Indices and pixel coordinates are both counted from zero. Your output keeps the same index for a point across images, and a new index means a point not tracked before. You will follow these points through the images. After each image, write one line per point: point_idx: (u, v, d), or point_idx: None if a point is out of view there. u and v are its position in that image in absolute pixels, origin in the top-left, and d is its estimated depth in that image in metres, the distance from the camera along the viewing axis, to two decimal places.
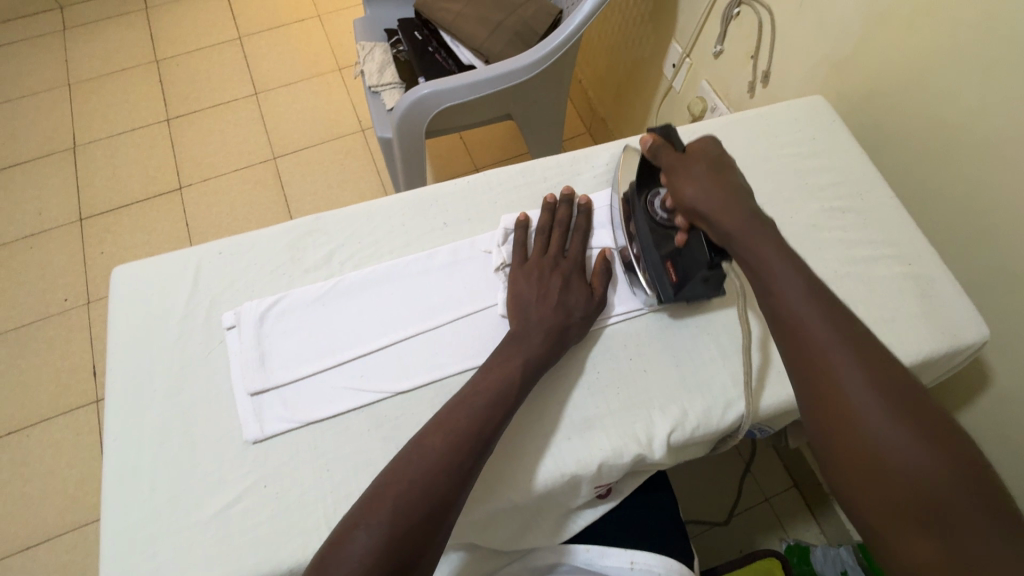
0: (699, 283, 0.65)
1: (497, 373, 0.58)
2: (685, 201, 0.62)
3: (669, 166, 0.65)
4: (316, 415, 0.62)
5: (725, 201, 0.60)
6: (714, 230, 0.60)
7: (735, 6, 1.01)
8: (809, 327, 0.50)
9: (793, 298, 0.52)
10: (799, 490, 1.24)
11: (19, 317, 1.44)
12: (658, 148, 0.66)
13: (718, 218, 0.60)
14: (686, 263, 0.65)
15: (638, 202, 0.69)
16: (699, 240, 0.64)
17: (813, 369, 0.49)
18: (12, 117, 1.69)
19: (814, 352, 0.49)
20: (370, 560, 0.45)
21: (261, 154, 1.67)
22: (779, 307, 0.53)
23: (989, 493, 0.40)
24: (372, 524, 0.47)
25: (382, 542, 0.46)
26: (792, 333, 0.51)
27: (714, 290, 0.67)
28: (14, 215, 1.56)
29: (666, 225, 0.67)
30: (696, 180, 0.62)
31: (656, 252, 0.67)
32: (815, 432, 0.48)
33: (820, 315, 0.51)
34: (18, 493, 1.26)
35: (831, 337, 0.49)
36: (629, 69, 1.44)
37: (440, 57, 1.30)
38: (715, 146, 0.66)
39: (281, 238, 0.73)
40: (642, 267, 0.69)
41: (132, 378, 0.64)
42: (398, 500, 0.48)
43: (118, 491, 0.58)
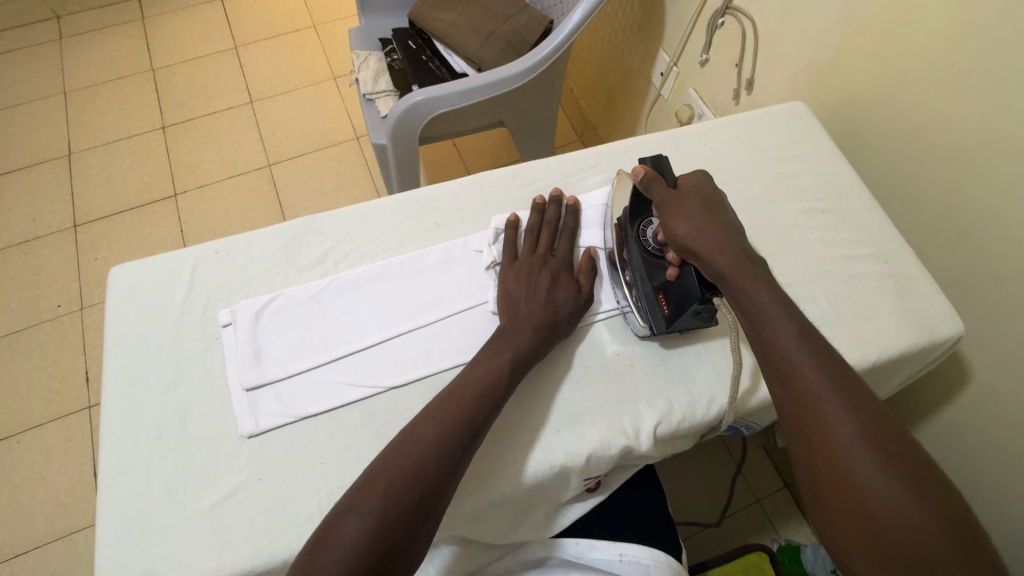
0: (691, 317, 0.65)
1: (487, 366, 0.59)
2: (677, 237, 0.63)
3: (661, 199, 0.66)
4: (310, 410, 0.63)
5: (716, 239, 0.61)
6: (706, 267, 0.61)
7: (720, 16, 1.04)
8: (804, 375, 0.52)
9: (787, 344, 0.54)
10: (790, 491, 1.26)
11: (11, 322, 1.44)
12: (650, 181, 0.68)
13: (709, 255, 0.61)
14: (678, 295, 0.65)
15: (631, 230, 0.70)
16: (691, 275, 0.64)
17: (806, 415, 0.51)
18: (6, 124, 1.70)
19: (808, 400, 0.51)
20: (363, 548, 0.46)
21: (256, 161, 1.69)
22: (774, 352, 0.55)
23: (966, 539, 0.44)
24: (363, 509, 0.48)
25: (373, 528, 0.47)
26: (787, 379, 0.53)
27: (706, 324, 0.66)
28: (7, 221, 1.57)
29: (657, 255, 0.68)
30: (689, 217, 0.63)
31: (648, 282, 0.67)
32: (807, 477, 0.50)
33: (813, 363, 0.53)
34: (8, 499, 1.25)
35: (824, 386, 0.51)
36: (619, 77, 1.47)
37: (433, 66, 1.32)
38: (706, 182, 0.68)
39: (276, 238, 0.74)
40: (634, 296, 0.69)
41: (128, 375, 0.65)
42: (389, 486, 0.49)
43: (114, 486, 0.59)
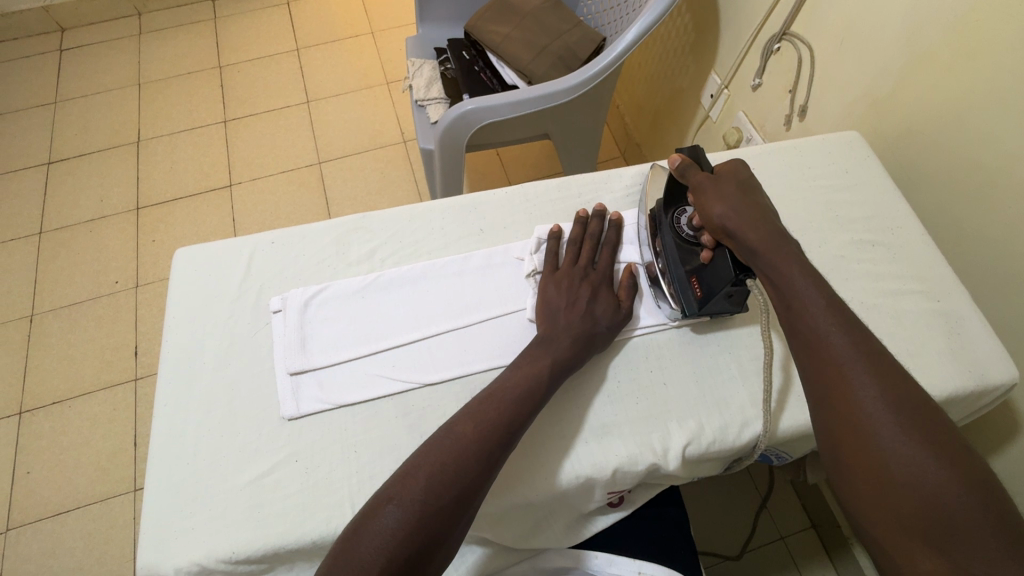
0: (723, 300, 0.66)
1: (525, 370, 0.61)
2: (713, 218, 0.65)
3: (697, 184, 0.69)
4: (347, 399, 0.66)
5: (752, 218, 0.62)
6: (739, 246, 0.63)
7: (775, 42, 1.04)
8: (828, 341, 0.53)
9: (814, 313, 0.55)
10: (816, 531, 1.21)
11: (73, 294, 1.54)
12: (686, 167, 0.70)
13: (742, 232, 0.62)
14: (710, 279, 0.66)
15: (665, 219, 0.71)
16: (724, 256, 0.65)
17: (830, 383, 0.51)
18: (86, 110, 1.83)
19: (832, 365, 0.52)
20: (402, 537, 0.48)
21: (307, 158, 1.77)
22: (800, 321, 0.55)
23: (995, 508, 0.43)
24: (404, 500, 0.50)
25: (413, 518, 0.49)
26: (811, 345, 0.54)
27: (737, 307, 0.67)
28: (78, 199, 1.68)
29: (691, 242, 0.70)
30: (725, 198, 0.65)
31: (680, 267, 0.69)
32: (829, 444, 0.51)
33: (839, 329, 0.53)
34: (55, 460, 1.33)
35: (849, 351, 0.52)
36: (667, 96, 1.48)
37: (485, 76, 1.36)
38: (743, 167, 0.69)
39: (329, 233, 0.78)
40: (667, 282, 0.71)
41: (184, 352, 0.69)
42: (429, 479, 0.51)
43: (163, 453, 0.63)
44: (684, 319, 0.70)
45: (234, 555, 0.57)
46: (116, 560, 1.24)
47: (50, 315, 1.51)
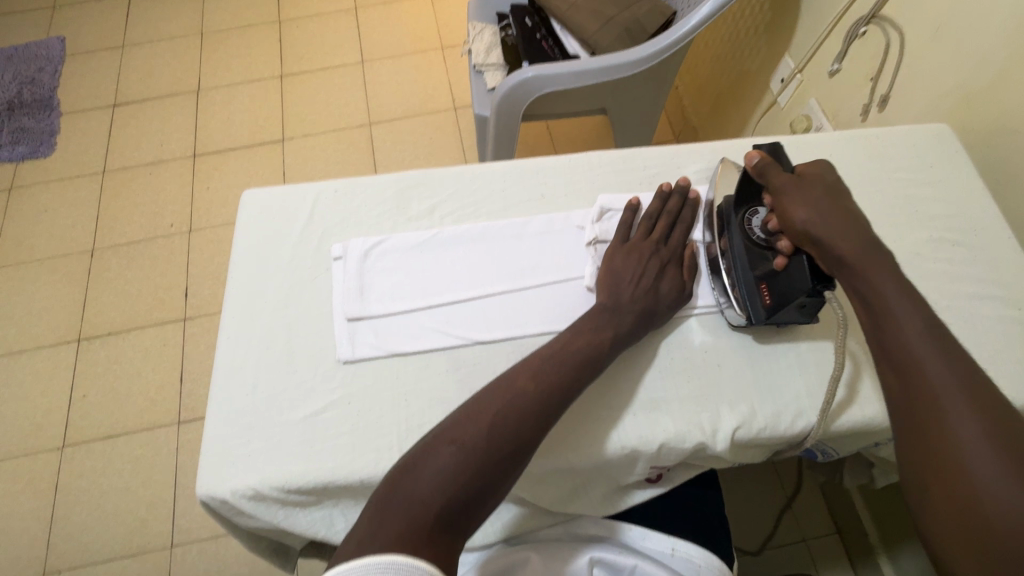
0: (794, 309, 0.63)
1: (585, 336, 0.61)
2: (794, 223, 0.61)
3: (777, 185, 0.64)
4: (401, 348, 0.67)
5: (841, 227, 0.59)
6: (825, 256, 0.59)
7: (861, 25, 0.98)
8: (920, 361, 0.51)
9: (908, 331, 0.52)
10: (841, 537, 1.19)
11: (132, 233, 1.61)
12: (766, 166, 0.66)
13: (829, 241, 0.58)
14: (783, 288, 0.63)
15: (735, 220, 0.68)
16: (801, 265, 0.61)
17: (921, 408, 0.49)
18: (150, 56, 1.88)
19: (922, 386, 0.50)
20: (461, 479, 0.49)
21: (358, 118, 1.78)
22: (889, 338, 0.53)
23: None
24: (465, 444, 0.51)
25: (474, 462, 0.50)
26: (901, 365, 0.52)
27: (807, 317, 0.65)
28: (140, 142, 1.74)
29: (763, 246, 0.66)
30: (811, 202, 0.61)
31: (749, 272, 0.66)
32: (913, 470, 0.49)
33: (933, 349, 0.51)
34: (108, 387, 1.41)
35: (942, 373, 0.50)
36: (733, 78, 1.42)
37: (546, 45, 1.33)
38: (831, 170, 0.64)
39: (391, 186, 0.78)
40: (732, 286, 0.68)
41: (248, 290, 0.71)
42: (491, 427, 0.52)
43: (224, 381, 0.66)
44: (748, 326, 0.67)
45: (286, 484, 0.60)
46: (158, 485, 1.31)
47: (109, 251, 1.59)
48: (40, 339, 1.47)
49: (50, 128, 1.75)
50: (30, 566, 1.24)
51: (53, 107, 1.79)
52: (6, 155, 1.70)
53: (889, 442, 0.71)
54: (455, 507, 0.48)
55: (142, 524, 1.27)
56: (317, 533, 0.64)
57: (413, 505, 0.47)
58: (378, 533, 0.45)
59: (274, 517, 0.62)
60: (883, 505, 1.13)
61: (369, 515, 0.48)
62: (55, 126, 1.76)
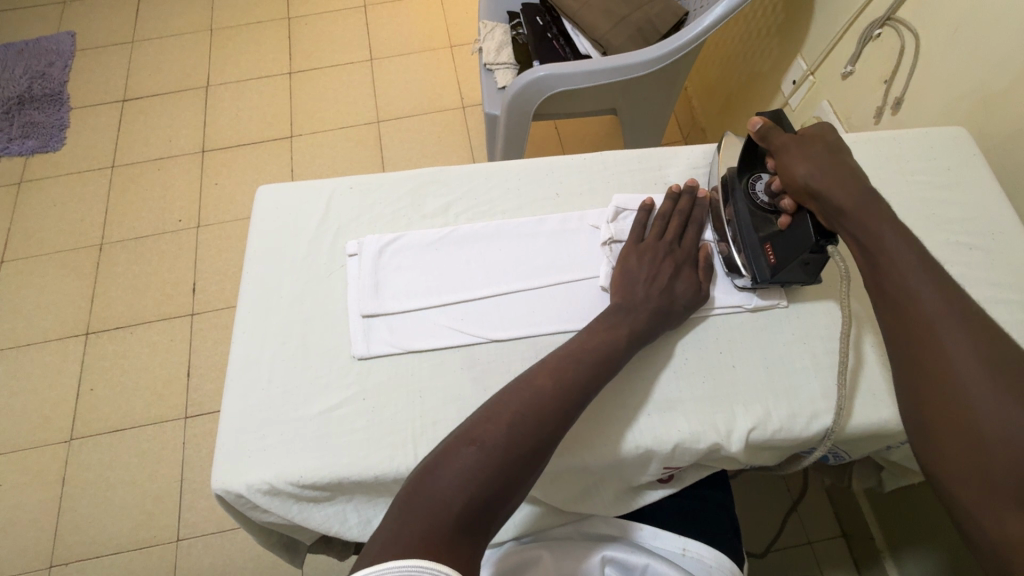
0: (799, 267, 0.64)
1: (602, 336, 0.61)
2: (796, 179, 0.61)
3: (779, 145, 0.65)
4: (416, 345, 0.67)
5: (840, 177, 0.59)
6: (824, 207, 0.60)
7: (876, 27, 0.98)
8: (919, 300, 0.52)
9: (907, 271, 0.53)
10: (846, 541, 1.19)
11: (140, 228, 1.62)
12: (768, 130, 0.66)
13: (830, 193, 0.59)
14: (787, 245, 0.64)
15: (739, 186, 0.69)
16: (804, 221, 0.62)
17: (933, 368, 0.49)
18: (159, 52, 1.89)
19: (920, 323, 0.51)
20: (481, 479, 0.49)
21: (367, 116, 1.78)
22: (888, 279, 0.54)
23: None
24: (485, 443, 0.51)
25: (494, 462, 0.50)
26: (911, 326, 0.52)
27: (810, 275, 0.66)
28: (149, 138, 1.75)
29: (766, 209, 0.67)
30: (811, 158, 0.61)
31: (754, 235, 0.67)
32: (928, 433, 0.49)
33: (931, 287, 0.52)
34: (115, 381, 1.42)
35: (940, 309, 0.51)
36: (744, 79, 1.42)
37: (558, 45, 1.33)
38: (831, 130, 0.65)
39: (406, 183, 0.78)
40: (737, 251, 0.69)
41: (263, 285, 0.71)
42: (511, 427, 0.52)
43: (240, 377, 0.66)
44: (754, 287, 0.69)
45: (301, 480, 0.60)
46: (165, 479, 1.32)
47: (118, 246, 1.59)
48: (49, 332, 1.48)
49: (60, 123, 1.76)
50: (37, 559, 1.24)
51: (62, 102, 1.79)
52: (16, 149, 1.70)
53: (902, 445, 0.70)
54: (476, 508, 0.48)
55: (148, 519, 1.28)
56: (331, 529, 0.65)
57: (436, 507, 0.47)
58: (401, 535, 0.45)
59: (288, 513, 0.62)
60: (890, 509, 1.13)
61: (391, 518, 0.47)
62: (65, 121, 1.76)
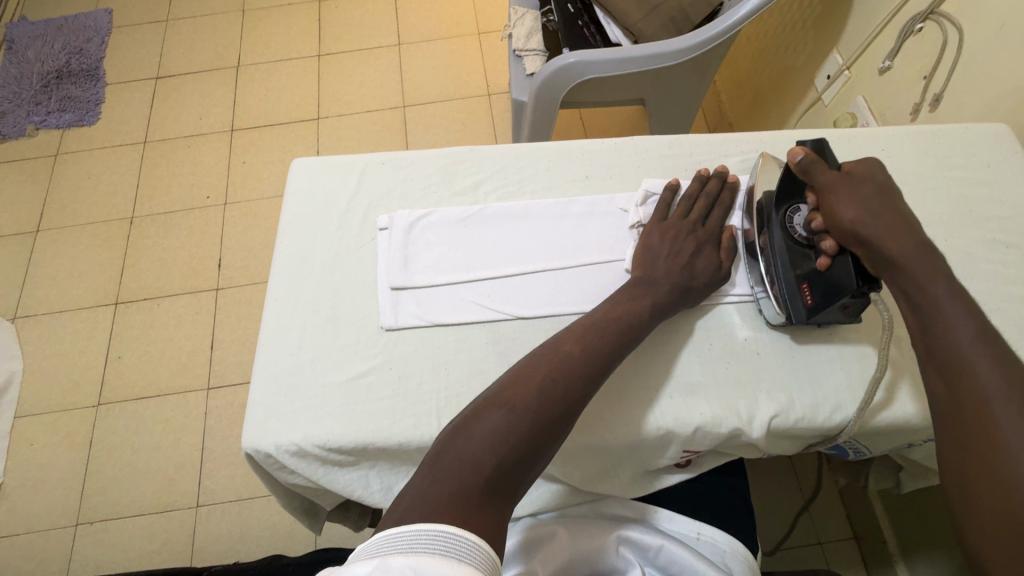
0: (837, 310, 0.62)
1: (627, 307, 0.62)
2: (843, 223, 0.58)
3: (825, 183, 0.62)
4: (443, 319, 0.68)
5: (892, 226, 0.57)
6: (872, 256, 0.57)
7: (918, 21, 0.95)
8: (963, 345, 0.50)
9: (954, 324, 0.51)
10: (858, 543, 1.18)
11: (170, 203, 1.66)
12: (811, 163, 0.63)
13: (881, 242, 0.56)
14: (826, 288, 0.62)
15: (776, 217, 0.67)
16: (846, 266, 0.60)
17: (963, 391, 0.49)
18: (192, 31, 1.92)
19: (967, 380, 0.49)
20: (511, 441, 0.50)
21: (393, 101, 1.79)
22: (933, 325, 0.53)
23: None
24: (514, 407, 0.52)
25: (524, 426, 0.51)
26: (944, 349, 0.51)
27: (849, 317, 0.64)
28: (180, 115, 1.78)
29: (804, 244, 0.65)
30: (861, 202, 0.58)
31: (790, 271, 0.65)
32: (951, 456, 0.48)
33: (982, 344, 0.50)
34: (142, 350, 1.46)
35: (988, 363, 0.49)
36: (776, 74, 1.40)
37: (589, 32, 1.32)
38: (880, 168, 0.61)
39: (437, 160, 0.79)
40: (771, 283, 0.67)
41: (295, 255, 0.73)
42: (540, 393, 0.53)
43: (272, 341, 0.68)
44: (786, 325, 0.67)
45: (328, 443, 0.62)
46: (187, 447, 1.36)
47: (148, 220, 1.63)
48: (81, 300, 1.53)
49: (95, 98, 1.80)
50: (64, 516, 1.29)
51: (99, 77, 1.83)
52: (54, 122, 1.75)
53: (925, 443, 0.70)
54: (506, 469, 0.49)
55: (170, 484, 1.32)
56: (354, 493, 0.66)
57: (466, 466, 0.48)
58: (432, 493, 0.46)
59: (314, 475, 0.64)
60: (907, 511, 1.11)
61: (421, 476, 0.48)
62: (101, 96, 1.81)
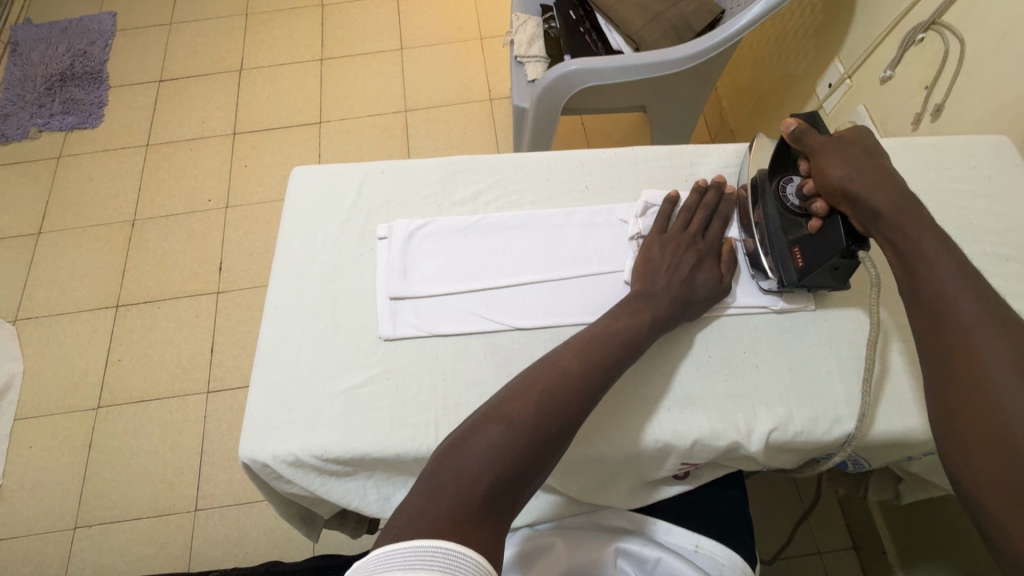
0: (827, 272, 0.63)
1: (626, 320, 0.62)
2: (831, 180, 0.60)
3: (816, 147, 0.64)
4: (442, 329, 0.68)
5: (879, 180, 0.58)
6: (860, 211, 0.58)
7: (919, 32, 0.95)
8: (953, 303, 0.50)
9: (944, 281, 0.52)
10: (857, 554, 1.18)
11: (171, 207, 1.66)
12: (802, 132, 0.66)
13: (868, 195, 0.58)
14: (816, 250, 0.63)
15: (769, 188, 0.69)
16: (836, 224, 0.61)
17: (952, 349, 0.49)
18: (195, 35, 1.93)
19: (958, 337, 0.49)
20: (508, 456, 0.50)
21: (394, 106, 1.79)
22: (922, 284, 0.53)
23: None
24: (511, 422, 0.52)
25: (522, 441, 0.51)
26: (934, 309, 0.51)
27: (838, 281, 0.64)
28: (183, 119, 1.79)
29: (797, 213, 0.66)
30: (848, 160, 0.60)
31: (782, 237, 0.66)
32: (943, 414, 0.48)
33: (972, 301, 0.50)
34: (142, 353, 1.46)
35: (977, 319, 0.49)
36: (777, 82, 1.40)
37: (590, 39, 1.31)
38: (868, 132, 0.64)
39: (437, 170, 0.79)
40: (765, 253, 0.69)
41: (294, 265, 0.73)
42: (538, 408, 0.53)
43: (269, 352, 0.68)
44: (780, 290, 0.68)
45: (325, 454, 0.62)
46: (186, 451, 1.35)
47: (149, 223, 1.64)
48: (81, 303, 1.53)
49: (98, 101, 1.81)
50: (63, 519, 1.29)
51: (102, 80, 1.84)
52: (56, 125, 1.75)
53: (925, 456, 0.69)
54: (504, 485, 0.49)
55: (169, 487, 1.32)
56: (352, 504, 0.66)
57: (464, 481, 0.48)
58: (429, 509, 0.46)
59: (311, 486, 0.64)
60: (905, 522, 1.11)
61: (418, 491, 0.48)
62: (104, 99, 1.81)
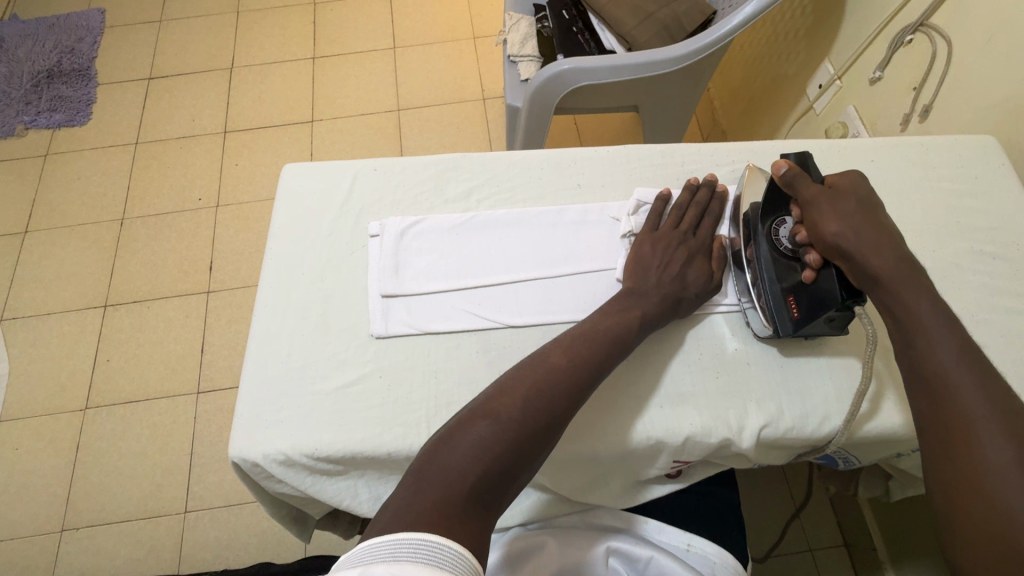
0: (823, 323, 0.62)
1: (617, 317, 0.62)
2: (826, 237, 0.59)
3: (809, 198, 0.63)
4: (433, 327, 0.68)
5: (876, 240, 0.58)
6: (857, 271, 0.58)
7: (908, 33, 0.96)
8: (932, 343, 0.53)
9: (925, 320, 0.54)
10: (849, 551, 1.19)
11: (161, 205, 1.64)
12: (794, 176, 0.64)
13: (865, 258, 0.57)
14: (812, 299, 0.62)
15: (761, 229, 0.67)
16: (831, 279, 0.60)
17: (933, 388, 0.51)
18: (185, 32, 1.91)
19: (936, 375, 0.51)
20: (496, 451, 0.50)
21: (387, 105, 1.79)
22: (905, 321, 0.55)
23: None
24: (499, 418, 0.51)
25: (510, 437, 0.51)
26: (915, 348, 0.53)
27: (837, 329, 0.63)
28: (173, 116, 1.77)
29: (789, 256, 0.65)
30: (844, 217, 0.59)
31: (776, 284, 0.65)
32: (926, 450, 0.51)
33: (949, 342, 0.52)
34: (130, 354, 1.45)
35: (952, 359, 0.51)
36: (768, 82, 1.41)
37: (582, 39, 1.31)
38: (863, 180, 0.62)
39: (429, 167, 0.79)
40: (758, 296, 0.67)
41: (285, 261, 0.73)
42: (526, 405, 0.53)
43: (259, 348, 0.67)
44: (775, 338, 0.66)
45: (316, 453, 0.61)
46: (175, 452, 1.34)
47: (138, 222, 1.62)
48: (69, 302, 1.51)
49: (86, 98, 1.78)
50: (49, 522, 1.27)
51: (90, 77, 1.82)
52: (43, 122, 1.73)
53: (913, 453, 0.70)
54: (492, 480, 0.49)
55: (158, 489, 1.30)
56: (343, 503, 0.66)
57: (451, 476, 0.48)
58: (416, 502, 0.46)
59: (302, 485, 0.64)
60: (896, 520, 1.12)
61: (406, 485, 0.48)
62: (92, 97, 1.79)
